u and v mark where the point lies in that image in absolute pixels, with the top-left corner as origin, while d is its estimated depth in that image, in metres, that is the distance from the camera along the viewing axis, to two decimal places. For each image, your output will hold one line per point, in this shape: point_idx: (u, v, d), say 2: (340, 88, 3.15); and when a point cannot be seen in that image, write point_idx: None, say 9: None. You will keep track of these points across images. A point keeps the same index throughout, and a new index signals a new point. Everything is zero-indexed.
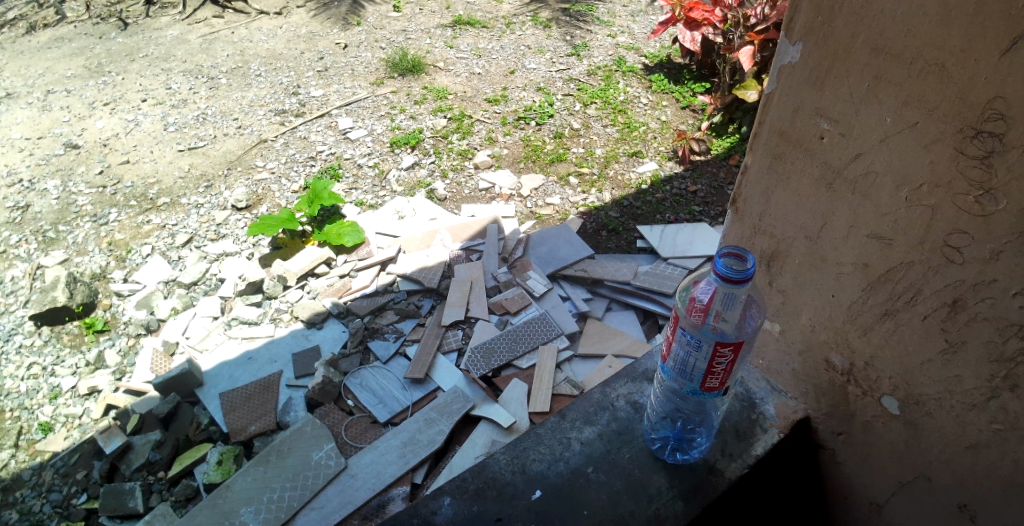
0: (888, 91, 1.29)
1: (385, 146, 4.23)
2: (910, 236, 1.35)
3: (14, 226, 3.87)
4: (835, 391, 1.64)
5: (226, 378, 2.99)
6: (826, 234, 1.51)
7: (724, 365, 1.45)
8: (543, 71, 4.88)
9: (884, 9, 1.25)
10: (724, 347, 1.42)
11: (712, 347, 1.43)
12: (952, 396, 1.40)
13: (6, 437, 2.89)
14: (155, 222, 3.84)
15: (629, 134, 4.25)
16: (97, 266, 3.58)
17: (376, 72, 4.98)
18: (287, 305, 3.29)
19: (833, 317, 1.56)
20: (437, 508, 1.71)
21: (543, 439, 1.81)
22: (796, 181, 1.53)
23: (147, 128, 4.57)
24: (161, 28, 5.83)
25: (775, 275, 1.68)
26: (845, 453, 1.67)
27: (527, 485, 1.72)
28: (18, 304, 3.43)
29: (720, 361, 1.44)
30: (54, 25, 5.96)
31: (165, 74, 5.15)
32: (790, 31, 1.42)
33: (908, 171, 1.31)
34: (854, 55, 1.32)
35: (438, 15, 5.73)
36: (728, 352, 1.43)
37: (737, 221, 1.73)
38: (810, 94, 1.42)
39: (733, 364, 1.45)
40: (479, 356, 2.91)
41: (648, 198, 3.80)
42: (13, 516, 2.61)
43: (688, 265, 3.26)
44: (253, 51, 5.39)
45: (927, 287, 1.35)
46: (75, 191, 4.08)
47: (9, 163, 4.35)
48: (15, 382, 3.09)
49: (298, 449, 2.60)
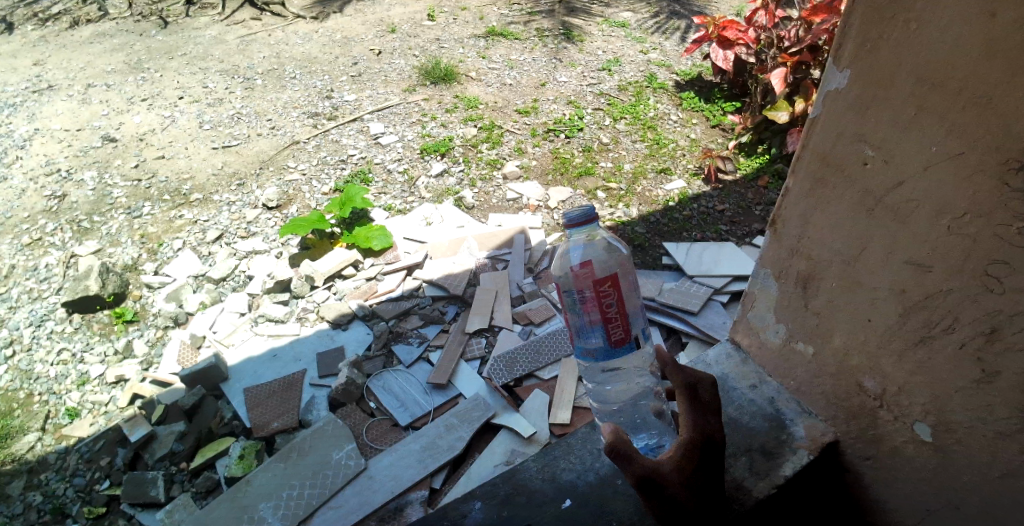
0: (932, 119, 1.30)
1: (415, 153, 4.27)
2: (948, 264, 1.35)
3: (50, 215, 3.97)
4: (865, 415, 1.64)
5: (250, 373, 3.03)
6: (864, 259, 1.51)
7: (614, 304, 1.56)
8: (573, 85, 4.91)
9: (931, 38, 1.25)
10: (604, 282, 1.54)
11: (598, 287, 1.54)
12: (984, 424, 1.40)
13: (34, 420, 2.95)
14: (187, 217, 3.91)
15: (658, 150, 4.26)
16: (129, 258, 3.65)
17: (408, 79, 5.04)
18: (314, 305, 3.34)
19: (866, 340, 1.57)
20: (467, 511, 1.79)
21: (573, 449, 1.87)
22: (836, 205, 1.54)
23: (183, 125, 4.67)
24: (200, 28, 5.96)
25: (810, 297, 1.68)
26: (874, 478, 1.68)
27: (557, 493, 1.78)
28: (51, 291, 3.51)
29: (608, 299, 1.55)
30: (96, 21, 6.12)
31: (202, 74, 5.26)
32: (837, 58, 1.43)
33: (949, 199, 1.31)
34: (900, 82, 1.33)
35: (471, 25, 5.80)
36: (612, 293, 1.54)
37: (774, 241, 1.74)
38: (852, 120, 1.43)
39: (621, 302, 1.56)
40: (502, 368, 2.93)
41: (675, 216, 3.81)
42: (37, 498, 2.66)
43: (713, 283, 3.25)
44: (288, 54, 5.48)
45: (964, 314, 1.35)
46: (111, 184, 4.17)
47: (48, 153, 4.47)
48: (45, 367, 3.16)
49: (319, 448, 2.63)
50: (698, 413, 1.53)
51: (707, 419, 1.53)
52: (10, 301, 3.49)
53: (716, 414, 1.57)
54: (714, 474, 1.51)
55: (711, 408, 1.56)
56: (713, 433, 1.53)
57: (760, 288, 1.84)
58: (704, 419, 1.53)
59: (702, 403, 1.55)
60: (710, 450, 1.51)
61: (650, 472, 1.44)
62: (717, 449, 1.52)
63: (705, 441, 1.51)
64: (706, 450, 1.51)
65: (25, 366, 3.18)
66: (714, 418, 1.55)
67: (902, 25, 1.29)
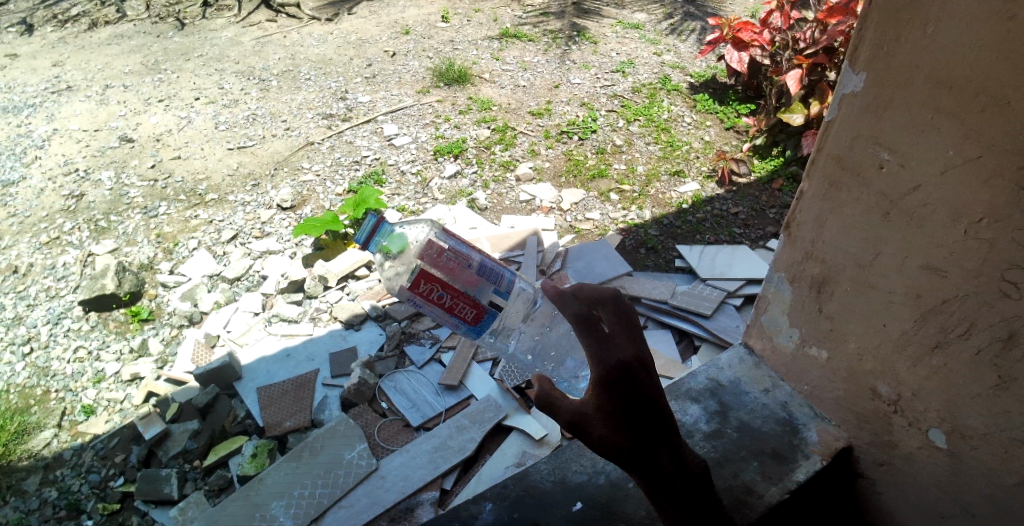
0: (950, 122, 1.28)
1: (429, 154, 4.29)
2: (964, 269, 1.34)
3: (68, 214, 4.02)
4: (879, 420, 1.63)
5: (264, 373, 3.05)
6: (879, 263, 1.50)
7: (442, 290, 1.80)
8: (587, 87, 4.90)
9: (949, 40, 1.24)
10: (417, 279, 1.78)
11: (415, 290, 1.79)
12: (1002, 430, 1.38)
13: (50, 416, 2.98)
14: (203, 217, 3.95)
15: (672, 152, 4.25)
16: (145, 257, 3.69)
17: (422, 81, 5.05)
18: (327, 305, 3.35)
19: (880, 346, 1.55)
20: (478, 512, 1.79)
21: (585, 451, 1.90)
22: (851, 209, 1.53)
23: (199, 126, 4.71)
24: (216, 29, 6.02)
25: (825, 301, 1.67)
26: (886, 483, 1.67)
27: (567, 495, 1.80)
28: (68, 289, 3.55)
29: (433, 291, 1.80)
30: (114, 23, 6.19)
31: (218, 75, 5.31)
32: (854, 60, 1.42)
33: (966, 203, 1.30)
34: (916, 85, 1.32)
35: (485, 27, 5.81)
36: (426, 286, 1.79)
37: (788, 245, 1.73)
38: (868, 122, 1.42)
39: (447, 287, 1.80)
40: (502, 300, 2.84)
41: (688, 218, 3.80)
42: (53, 494, 2.69)
43: (726, 286, 3.24)
44: (303, 55, 5.52)
45: (981, 320, 1.34)
46: (128, 184, 4.21)
47: (66, 152, 4.53)
48: (62, 364, 3.20)
49: (330, 447, 2.64)
50: (598, 346, 1.27)
51: (613, 349, 1.27)
52: (28, 299, 3.53)
53: (632, 334, 1.28)
54: (649, 405, 1.30)
55: (620, 330, 1.28)
56: (624, 361, 1.27)
57: (774, 292, 1.83)
58: (606, 351, 1.27)
59: (602, 332, 1.27)
60: (627, 376, 1.28)
61: (573, 419, 1.29)
62: (634, 378, 1.28)
63: (614, 374, 1.26)
64: (623, 385, 1.27)
65: (42, 363, 3.22)
66: (627, 342, 1.28)
67: (920, 28, 1.27)
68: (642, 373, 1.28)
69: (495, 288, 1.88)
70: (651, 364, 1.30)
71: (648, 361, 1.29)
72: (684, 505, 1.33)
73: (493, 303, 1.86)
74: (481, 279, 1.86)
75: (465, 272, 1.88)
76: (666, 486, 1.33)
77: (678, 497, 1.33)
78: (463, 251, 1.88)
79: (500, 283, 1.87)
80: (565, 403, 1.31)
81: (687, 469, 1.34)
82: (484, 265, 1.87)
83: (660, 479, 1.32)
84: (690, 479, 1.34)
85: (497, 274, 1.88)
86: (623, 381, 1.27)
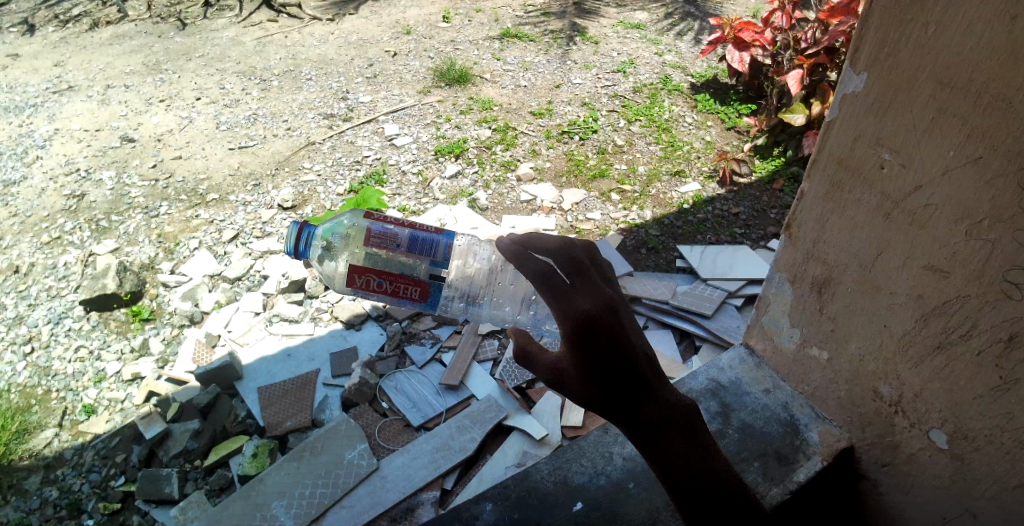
0: (952, 123, 1.28)
1: (430, 154, 4.29)
2: (966, 270, 1.33)
3: (69, 214, 4.02)
4: (881, 421, 1.63)
5: (265, 372, 3.05)
6: (881, 264, 1.49)
7: (379, 278, 1.90)
8: (588, 87, 4.90)
9: (952, 41, 1.24)
10: (352, 275, 1.89)
11: (354, 284, 1.91)
12: (1004, 432, 1.38)
13: (51, 416, 2.98)
14: (204, 217, 3.95)
15: (673, 152, 4.25)
16: (146, 257, 3.69)
17: (423, 81, 5.06)
18: (328, 305, 3.35)
19: (882, 347, 1.55)
20: (478, 512, 1.82)
21: (586, 452, 1.91)
22: (853, 209, 1.53)
23: (200, 126, 4.71)
24: (218, 29, 6.02)
25: (827, 301, 1.66)
26: (888, 484, 1.67)
27: (568, 496, 1.82)
28: (69, 289, 3.55)
29: (370, 281, 1.90)
30: (115, 23, 6.19)
31: (219, 75, 5.31)
32: (855, 60, 1.42)
33: (968, 204, 1.29)
34: (918, 86, 1.31)
35: (486, 27, 5.81)
36: (361, 279, 1.90)
37: (790, 245, 1.73)
38: (870, 123, 1.42)
39: (380, 275, 1.89)
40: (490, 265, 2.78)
41: (689, 218, 3.79)
42: (53, 493, 2.69)
43: (727, 287, 3.24)
44: (304, 55, 5.52)
45: (983, 321, 1.33)
46: (129, 184, 4.21)
47: (68, 152, 4.53)
48: (62, 364, 3.20)
49: (332, 447, 2.64)
50: (558, 300, 1.23)
51: (573, 301, 1.23)
52: (29, 298, 3.53)
53: (589, 284, 1.26)
54: (624, 352, 1.24)
55: (577, 281, 1.25)
56: (588, 310, 1.22)
57: (775, 293, 1.83)
58: (568, 304, 1.23)
59: (561, 285, 1.24)
60: (599, 332, 1.21)
61: (549, 375, 1.27)
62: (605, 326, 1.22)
63: (581, 326, 1.21)
64: (595, 335, 1.21)
65: (43, 362, 3.22)
66: (586, 293, 1.24)
67: (923, 28, 1.27)
68: (611, 318, 1.23)
69: (433, 260, 1.93)
70: (617, 309, 1.25)
71: (613, 305, 1.24)
72: (673, 447, 1.30)
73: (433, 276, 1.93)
74: (415, 254, 1.92)
75: (397, 250, 1.93)
76: (654, 431, 1.29)
77: (668, 438, 1.30)
78: (390, 229, 1.90)
79: (434, 255, 1.91)
80: (543, 358, 1.28)
81: (673, 412, 1.31)
82: (414, 239, 1.91)
83: (645, 423, 1.29)
84: (677, 421, 1.31)
85: (430, 243, 1.91)
86: (593, 332, 1.21)
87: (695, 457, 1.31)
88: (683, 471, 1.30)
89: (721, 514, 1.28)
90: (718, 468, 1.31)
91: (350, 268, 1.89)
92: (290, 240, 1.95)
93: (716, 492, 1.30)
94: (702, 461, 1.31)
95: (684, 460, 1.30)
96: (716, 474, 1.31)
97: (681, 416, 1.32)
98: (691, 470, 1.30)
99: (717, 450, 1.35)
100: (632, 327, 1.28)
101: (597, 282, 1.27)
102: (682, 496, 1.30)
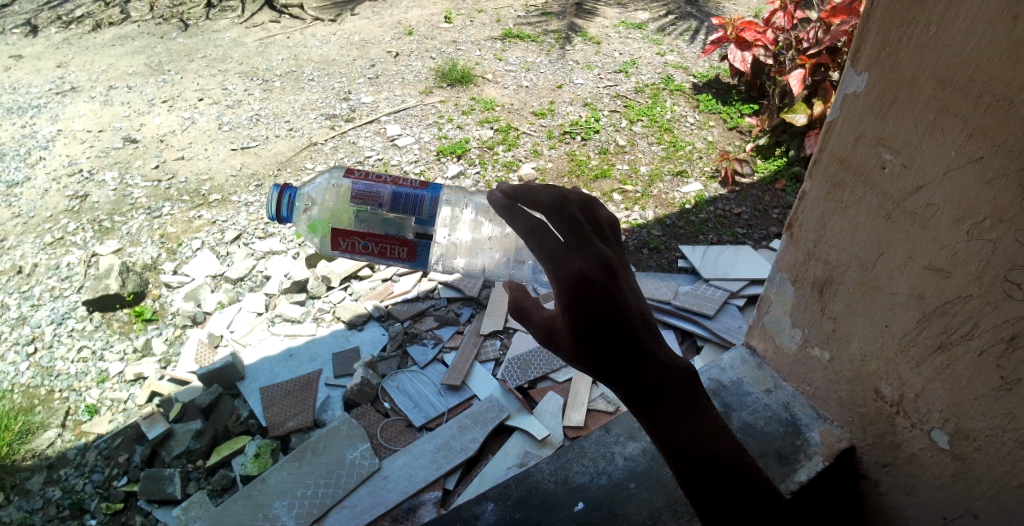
0: (953, 123, 1.28)
1: (431, 154, 4.29)
2: (967, 270, 1.33)
3: (72, 215, 4.03)
4: (882, 422, 1.63)
5: (267, 373, 3.06)
6: (882, 263, 1.49)
7: (364, 241, 1.88)
8: (590, 87, 4.89)
9: (953, 41, 1.23)
10: (336, 239, 1.89)
11: (340, 247, 1.91)
12: (1005, 432, 1.37)
13: (54, 416, 2.99)
14: (206, 217, 3.96)
15: (674, 153, 4.25)
16: (149, 258, 3.70)
17: (425, 82, 5.06)
18: (330, 305, 3.36)
19: (883, 347, 1.55)
20: (480, 512, 1.85)
21: (587, 452, 1.92)
22: (854, 209, 1.53)
23: (203, 127, 4.72)
24: (220, 30, 6.03)
25: (828, 302, 1.67)
26: (889, 484, 1.67)
27: (569, 496, 1.84)
28: (72, 289, 3.56)
29: (355, 243, 1.89)
30: (118, 24, 6.21)
31: (221, 76, 5.32)
32: (856, 60, 1.42)
33: (969, 204, 1.29)
34: (919, 86, 1.31)
35: (488, 27, 5.81)
36: (344, 242, 1.89)
37: (791, 245, 1.73)
38: (871, 123, 1.42)
39: (363, 236, 1.87)
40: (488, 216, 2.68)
41: (691, 218, 3.79)
42: (57, 493, 2.69)
43: (729, 287, 3.23)
44: (307, 56, 5.53)
45: (984, 321, 1.33)
46: (131, 184, 4.22)
47: (71, 153, 4.54)
48: (65, 364, 3.21)
49: (334, 447, 2.64)
50: (552, 260, 1.17)
51: (568, 261, 1.16)
52: (32, 299, 3.54)
53: (586, 243, 1.18)
54: (622, 319, 1.18)
55: (572, 240, 1.18)
56: (584, 273, 1.15)
57: (776, 293, 1.83)
58: (561, 265, 1.16)
59: (555, 244, 1.18)
60: (591, 294, 1.15)
61: (543, 331, 1.25)
62: (601, 290, 1.15)
63: (574, 287, 1.15)
64: (591, 299, 1.15)
65: (46, 363, 3.23)
66: (582, 252, 1.17)
67: (924, 27, 1.27)
68: (608, 282, 1.16)
69: (419, 217, 1.88)
70: (616, 270, 1.17)
71: (612, 267, 1.17)
72: (668, 411, 1.27)
73: (421, 235, 1.88)
74: (399, 213, 1.87)
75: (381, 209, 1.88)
76: (649, 395, 1.26)
77: (663, 402, 1.27)
78: (371, 188, 1.87)
79: (417, 211, 1.86)
80: (538, 313, 1.26)
81: (669, 375, 1.27)
82: (396, 196, 1.85)
83: (640, 389, 1.25)
84: (672, 385, 1.27)
85: (413, 200, 1.85)
86: (588, 296, 1.15)
87: (690, 421, 1.28)
88: (677, 435, 1.27)
89: (715, 481, 1.26)
90: (714, 433, 1.29)
91: (334, 232, 1.89)
92: (272, 204, 2.02)
93: (711, 458, 1.27)
94: (698, 427, 1.28)
95: (678, 424, 1.27)
96: (712, 439, 1.28)
97: (677, 380, 1.28)
98: (686, 435, 1.27)
99: (714, 413, 1.31)
100: (631, 289, 1.21)
101: (594, 240, 1.19)
102: (676, 460, 1.27)
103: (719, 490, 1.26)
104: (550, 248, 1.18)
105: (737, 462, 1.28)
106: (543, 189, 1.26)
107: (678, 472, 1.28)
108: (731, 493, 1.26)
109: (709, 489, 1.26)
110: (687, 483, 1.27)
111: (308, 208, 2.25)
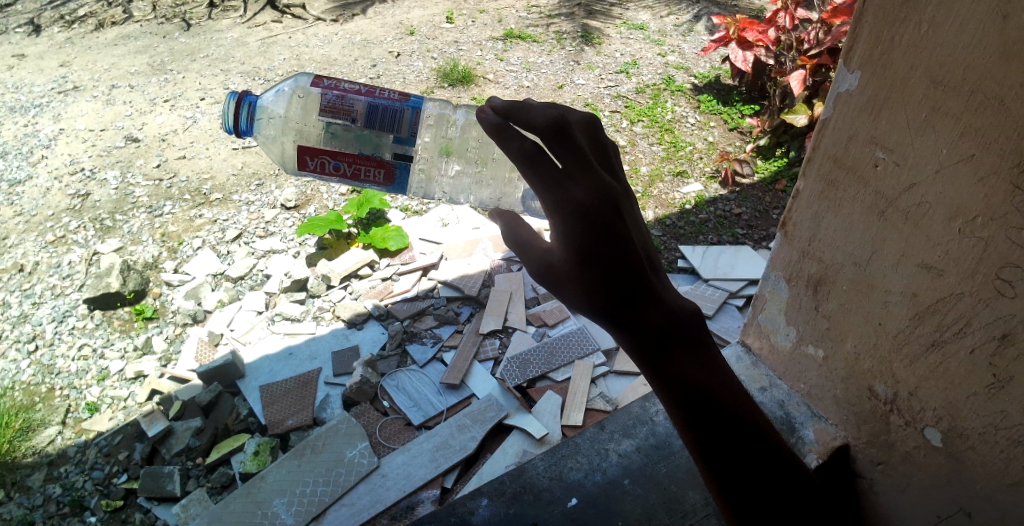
0: (946, 122, 1.28)
1: None
2: (959, 269, 1.33)
3: (74, 213, 4.04)
4: (877, 419, 1.64)
5: (267, 371, 3.06)
6: (876, 261, 1.50)
7: (335, 160, 1.72)
8: (591, 87, 4.90)
9: (945, 41, 1.23)
10: (303, 156, 1.71)
11: (307, 166, 1.73)
12: (997, 430, 1.37)
13: (54, 413, 3.00)
14: (207, 216, 3.97)
15: (674, 153, 4.26)
16: (149, 256, 3.70)
17: (426, 81, 5.06)
18: (329, 304, 3.37)
19: (877, 345, 1.56)
20: (475, 508, 1.85)
21: (581, 449, 1.94)
22: (848, 207, 1.54)
23: (204, 126, 4.73)
24: (223, 30, 6.05)
25: (822, 301, 1.68)
26: (884, 484, 1.68)
27: (564, 492, 1.85)
28: (74, 288, 3.57)
29: (325, 163, 1.72)
30: (121, 23, 6.22)
31: (223, 75, 5.34)
32: (849, 59, 1.43)
33: (961, 202, 1.29)
34: (912, 84, 1.32)
35: (490, 27, 5.82)
36: (311, 161, 1.72)
37: (786, 243, 1.75)
38: (866, 122, 1.43)
39: (336, 154, 1.71)
40: (473, 151, 2.36)
41: (691, 218, 3.80)
42: (56, 490, 2.70)
43: (729, 287, 3.25)
44: (308, 56, 5.54)
45: (977, 319, 1.33)
46: (133, 183, 4.24)
47: (73, 152, 4.55)
48: (66, 362, 3.22)
49: (333, 445, 2.65)
50: (551, 189, 1.08)
51: (570, 190, 1.07)
52: (34, 297, 3.55)
53: (589, 170, 1.09)
54: (631, 260, 1.10)
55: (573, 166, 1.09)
56: (587, 206, 1.07)
57: (771, 291, 1.86)
58: (563, 194, 1.07)
59: (555, 170, 1.08)
60: (598, 229, 1.07)
61: (542, 271, 1.13)
62: (608, 224, 1.07)
63: (576, 220, 1.07)
64: (598, 236, 1.07)
65: (46, 361, 3.24)
66: (586, 180, 1.08)
67: (916, 26, 1.28)
68: (612, 215, 1.08)
69: (397, 135, 1.74)
70: (620, 202, 1.10)
71: (616, 199, 1.09)
72: (678, 361, 1.21)
73: (398, 155, 1.76)
74: (375, 128, 1.73)
75: (356, 126, 1.73)
76: (659, 345, 1.18)
77: (673, 354, 1.20)
78: (343, 99, 1.70)
79: (398, 129, 1.73)
80: (537, 247, 1.15)
81: (680, 322, 1.19)
82: (373, 109, 1.71)
83: (647, 336, 1.16)
84: (682, 334, 1.20)
85: (392, 114, 1.72)
86: (594, 230, 1.07)
87: (698, 370, 1.23)
88: (685, 386, 1.22)
89: (722, 432, 1.24)
90: (720, 387, 1.25)
91: (301, 149, 1.71)
92: (229, 114, 1.83)
93: (716, 408, 1.24)
94: (706, 379, 1.24)
95: (686, 373, 1.22)
96: (717, 387, 1.25)
97: (688, 328, 1.21)
98: (692, 382, 1.22)
99: (720, 364, 1.26)
100: (635, 228, 1.14)
101: (597, 167, 1.11)
102: (679, 407, 1.23)
103: (723, 440, 1.24)
104: (549, 168, 1.08)
105: (740, 411, 1.26)
106: (538, 105, 1.15)
107: (683, 420, 1.24)
108: (734, 437, 1.25)
109: (714, 442, 1.24)
110: (692, 432, 1.24)
111: (269, 122, 2.11)
